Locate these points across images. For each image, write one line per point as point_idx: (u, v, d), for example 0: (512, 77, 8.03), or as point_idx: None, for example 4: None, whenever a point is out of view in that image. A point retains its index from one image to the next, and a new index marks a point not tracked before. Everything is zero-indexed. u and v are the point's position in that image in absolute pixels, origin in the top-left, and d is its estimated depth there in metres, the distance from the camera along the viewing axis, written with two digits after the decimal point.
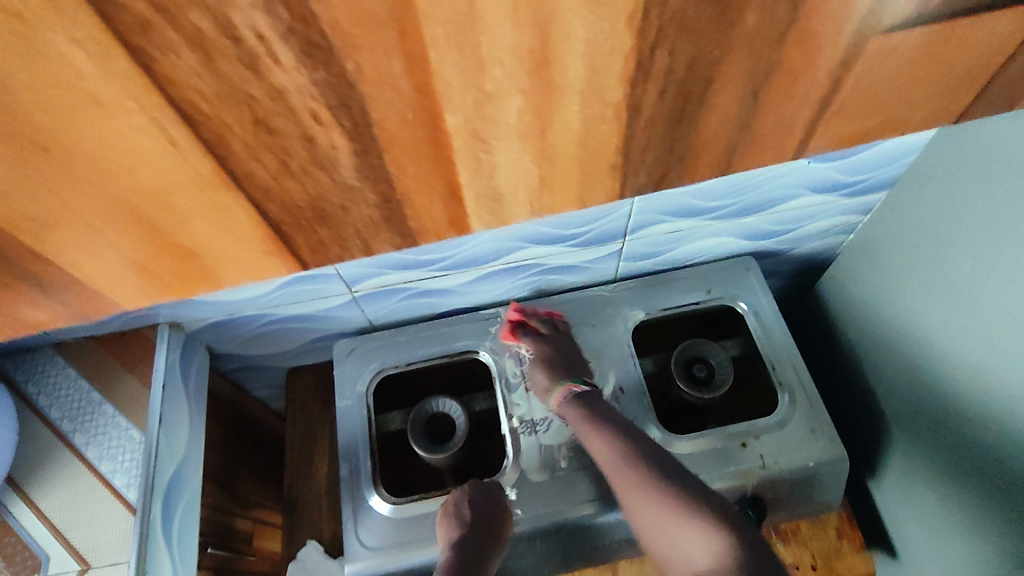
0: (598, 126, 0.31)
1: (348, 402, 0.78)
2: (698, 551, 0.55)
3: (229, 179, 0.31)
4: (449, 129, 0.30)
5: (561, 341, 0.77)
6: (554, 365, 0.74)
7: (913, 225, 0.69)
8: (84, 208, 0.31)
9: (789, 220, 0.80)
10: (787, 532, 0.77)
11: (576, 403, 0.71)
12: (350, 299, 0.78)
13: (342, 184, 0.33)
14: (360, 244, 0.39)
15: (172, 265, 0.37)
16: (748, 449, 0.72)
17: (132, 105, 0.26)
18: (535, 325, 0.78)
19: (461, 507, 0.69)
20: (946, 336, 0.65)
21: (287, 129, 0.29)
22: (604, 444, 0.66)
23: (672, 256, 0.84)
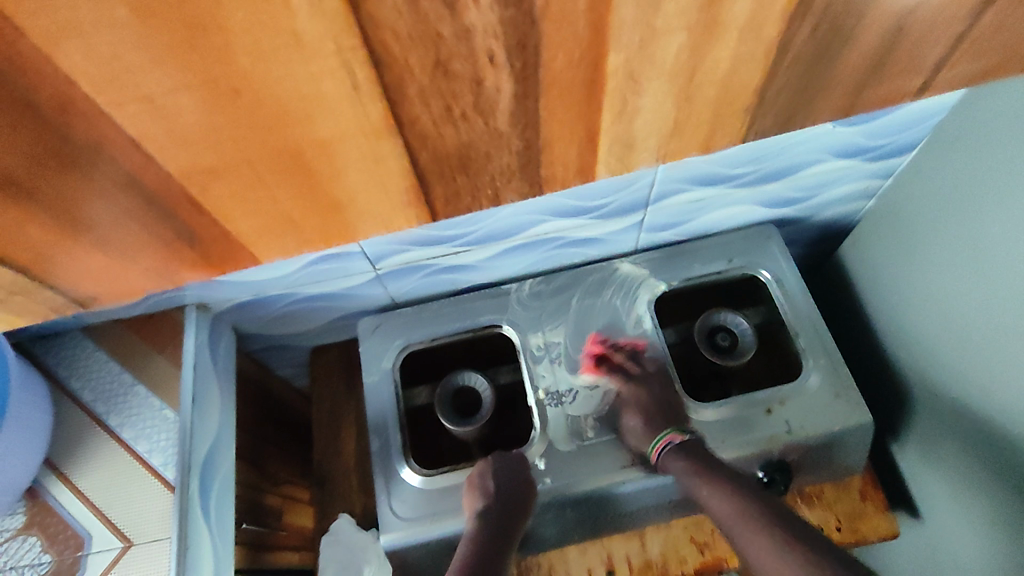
0: (746, 65, 0.34)
1: (374, 378, 0.79)
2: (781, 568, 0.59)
3: (395, 127, 0.33)
4: (609, 69, 0.32)
5: (648, 384, 0.75)
6: (652, 415, 0.73)
7: (935, 188, 0.69)
8: (247, 154, 0.33)
9: (810, 187, 0.80)
10: (811, 495, 0.79)
11: (680, 456, 0.69)
12: (375, 277, 0.78)
13: (492, 130, 0.35)
14: (490, 192, 0.41)
15: (323, 220, 0.40)
16: (772, 415, 0.73)
17: (330, 46, 0.28)
18: (621, 361, 0.77)
19: (486, 479, 0.71)
20: (969, 297, 0.65)
21: (461, 72, 0.30)
22: (717, 497, 0.65)
23: (693, 226, 0.84)
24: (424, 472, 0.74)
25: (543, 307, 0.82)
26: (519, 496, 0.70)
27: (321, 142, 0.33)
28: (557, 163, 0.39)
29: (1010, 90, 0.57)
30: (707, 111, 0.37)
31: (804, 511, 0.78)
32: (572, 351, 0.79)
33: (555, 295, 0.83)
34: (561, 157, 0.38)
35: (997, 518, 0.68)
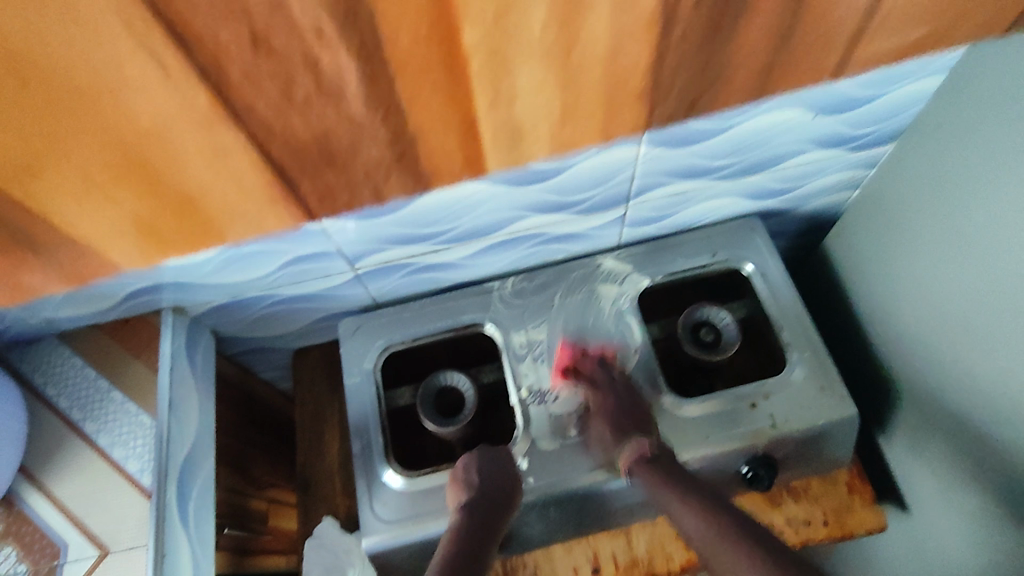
0: (613, 46, 0.42)
1: (356, 379, 0.78)
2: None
3: (224, 114, 0.40)
4: (457, 37, 0.39)
5: (621, 382, 0.75)
6: (618, 418, 0.71)
7: (918, 178, 0.68)
8: (17, 153, 0.40)
9: (794, 178, 0.79)
10: (798, 490, 0.78)
11: (646, 468, 0.68)
12: (354, 277, 0.77)
13: (346, 116, 0.43)
14: (369, 190, 0.52)
15: (176, 221, 0.49)
16: (757, 409, 0.72)
17: (112, 23, 0.33)
18: (589, 369, 0.76)
19: (471, 474, 0.69)
20: (953, 288, 0.64)
21: (286, 46, 0.37)
22: (685, 518, 0.64)
23: (676, 220, 0.83)
24: (407, 474, 0.73)
25: (526, 305, 0.81)
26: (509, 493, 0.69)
27: (144, 132, 0.40)
28: (433, 146, 0.48)
29: (993, 77, 0.56)
30: (594, 103, 0.47)
31: (791, 506, 0.77)
32: (555, 349, 0.78)
33: (537, 293, 0.82)
34: (437, 140, 0.47)
35: (984, 509, 0.67)
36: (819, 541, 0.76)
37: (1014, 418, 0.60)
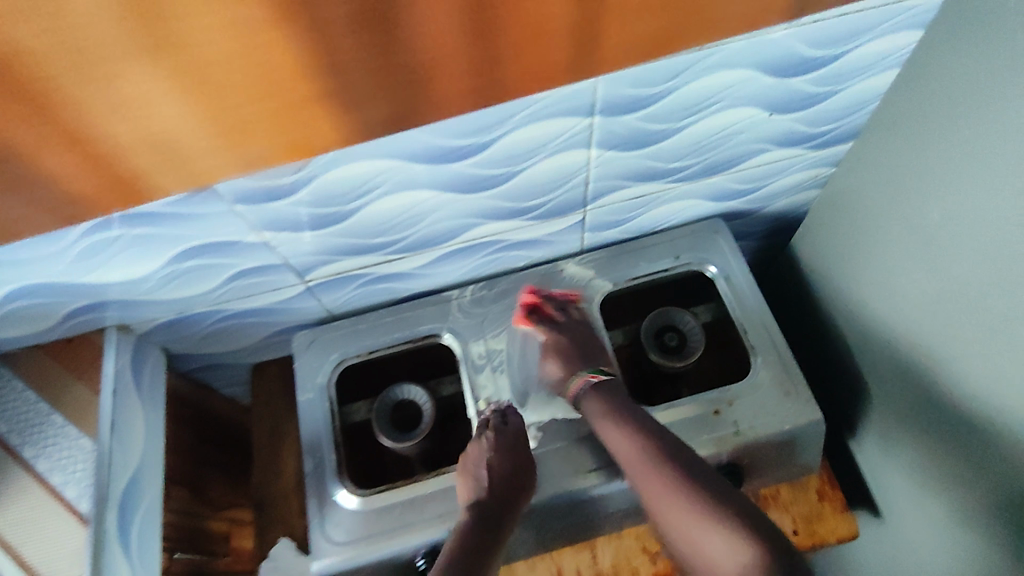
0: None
1: (309, 396, 0.75)
2: (725, 562, 0.54)
3: None
4: None
5: (578, 324, 0.75)
6: (574, 351, 0.72)
7: (876, 176, 0.66)
8: None
9: (756, 178, 0.77)
10: (767, 498, 0.76)
11: (596, 396, 0.69)
12: (304, 290, 0.74)
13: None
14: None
15: None
16: (721, 416, 0.70)
17: None
18: (550, 310, 0.76)
19: (480, 471, 0.67)
20: (916, 288, 0.62)
21: None
22: (624, 442, 0.64)
23: (638, 224, 0.81)
24: (362, 493, 0.71)
25: (486, 314, 0.79)
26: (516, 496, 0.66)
27: None
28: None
29: (944, 71, 0.54)
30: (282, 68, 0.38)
31: None
32: (515, 359, 0.76)
33: (497, 301, 0.80)
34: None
35: (954, 515, 0.65)
36: None
37: (980, 421, 0.58)
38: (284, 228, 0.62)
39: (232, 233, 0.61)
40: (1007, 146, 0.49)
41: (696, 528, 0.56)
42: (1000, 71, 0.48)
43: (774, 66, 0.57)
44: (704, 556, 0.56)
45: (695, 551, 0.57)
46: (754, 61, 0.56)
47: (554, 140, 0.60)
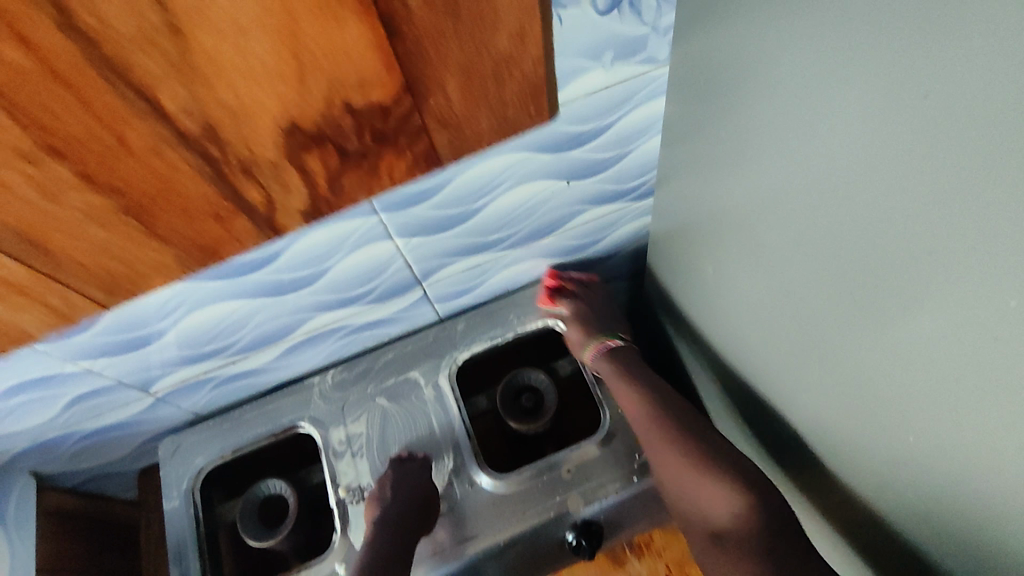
0: None
1: (174, 503, 0.76)
2: (718, 508, 0.57)
3: None
4: None
5: (593, 292, 0.82)
6: (590, 314, 0.79)
7: (674, 227, 0.68)
8: None
9: (592, 232, 0.79)
10: (640, 545, 0.76)
11: (610, 358, 0.76)
12: (155, 400, 0.76)
13: None
14: None
15: None
16: (573, 474, 0.72)
17: None
18: (571, 288, 0.81)
19: (387, 488, 0.71)
20: (722, 333, 0.64)
21: None
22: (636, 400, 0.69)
23: (488, 288, 0.83)
24: None
25: (346, 398, 0.80)
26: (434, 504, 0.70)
27: None
28: None
29: (686, 137, 0.56)
30: None
31: (633, 565, 0.76)
32: (374, 440, 0.77)
33: (356, 383, 0.80)
34: None
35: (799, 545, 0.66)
36: None
37: (790, 455, 0.59)
38: (93, 356, 0.63)
39: (48, 367, 0.62)
40: (736, 213, 0.51)
41: (695, 479, 0.60)
42: (715, 144, 0.50)
43: (544, 146, 0.60)
44: (700, 504, 0.59)
45: (694, 499, 0.60)
46: (521, 143, 0.58)
47: (350, 240, 0.61)
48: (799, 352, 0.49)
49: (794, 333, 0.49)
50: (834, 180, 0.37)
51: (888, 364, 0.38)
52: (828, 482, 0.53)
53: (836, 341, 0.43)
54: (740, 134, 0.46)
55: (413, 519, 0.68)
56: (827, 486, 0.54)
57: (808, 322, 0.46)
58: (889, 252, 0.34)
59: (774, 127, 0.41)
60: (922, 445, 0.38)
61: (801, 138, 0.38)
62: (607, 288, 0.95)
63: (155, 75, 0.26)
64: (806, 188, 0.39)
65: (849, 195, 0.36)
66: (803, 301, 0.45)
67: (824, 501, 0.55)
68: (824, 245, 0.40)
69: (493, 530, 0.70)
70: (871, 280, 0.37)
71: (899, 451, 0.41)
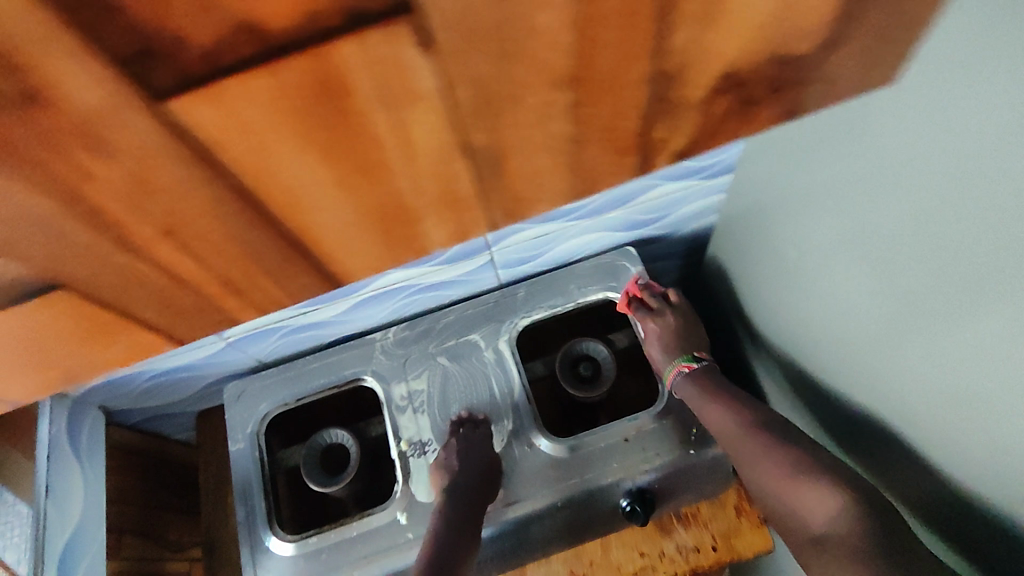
0: None
1: (240, 445, 0.79)
2: (818, 515, 0.56)
3: None
4: None
5: (678, 311, 0.83)
6: (679, 338, 0.80)
7: (750, 204, 0.69)
8: None
9: (658, 208, 0.80)
10: (688, 516, 0.78)
11: (690, 380, 0.76)
12: (225, 345, 0.79)
13: None
14: None
15: None
16: (629, 443, 0.74)
17: None
18: (649, 299, 0.82)
19: (450, 459, 0.73)
20: (794, 314, 0.65)
21: None
22: (721, 409, 0.70)
23: (551, 257, 0.84)
24: (294, 539, 0.74)
25: (408, 356, 0.81)
26: (491, 474, 0.72)
27: None
28: None
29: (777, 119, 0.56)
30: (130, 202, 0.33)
31: (679, 533, 0.78)
32: (434, 397, 0.79)
33: (418, 341, 0.82)
34: None
35: None
36: (706, 567, 0.77)
37: (859, 435, 0.60)
38: None
39: None
40: (830, 198, 0.51)
41: (792, 483, 0.60)
42: (807, 133, 0.51)
43: None
44: (799, 509, 0.58)
45: (792, 502, 0.59)
46: None
47: None
48: (884, 339, 0.50)
49: (883, 321, 0.49)
50: (950, 174, 0.37)
51: (984, 356, 0.39)
52: (897, 462, 0.54)
53: (927, 329, 0.44)
54: (841, 125, 0.46)
55: (472, 491, 0.70)
56: (893, 461, 0.55)
57: (898, 307, 0.47)
58: (999, 249, 0.35)
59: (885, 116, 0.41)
60: (1008, 439, 0.39)
61: (918, 128, 0.39)
62: (663, 265, 0.96)
63: (585, 131, 0.28)
64: (931, 174, 0.39)
65: (967, 190, 0.37)
66: (896, 287, 0.46)
67: (888, 481, 0.57)
68: (937, 234, 0.40)
69: (547, 491, 0.73)
70: (994, 272, 0.36)
71: (979, 442, 0.42)
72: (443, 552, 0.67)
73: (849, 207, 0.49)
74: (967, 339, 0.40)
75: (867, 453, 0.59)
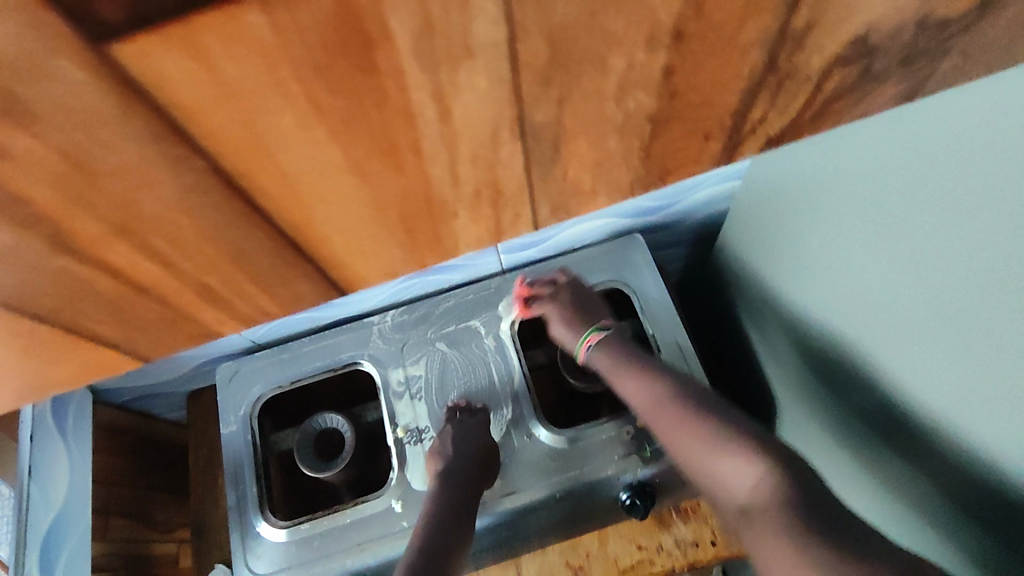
0: None
1: (232, 428, 0.77)
2: (739, 482, 0.55)
3: None
4: None
5: (572, 287, 0.77)
6: (575, 311, 0.74)
7: (774, 192, 0.67)
8: None
9: (669, 195, 0.77)
10: (687, 509, 0.77)
11: (604, 353, 0.70)
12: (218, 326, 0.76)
13: None
14: None
15: None
16: (630, 436, 0.72)
17: None
18: (539, 289, 0.77)
19: (445, 443, 0.71)
20: (816, 310, 0.63)
21: None
22: (639, 385, 0.66)
23: (555, 243, 0.81)
24: (286, 525, 0.72)
25: (407, 342, 0.79)
26: (488, 463, 0.70)
27: None
28: None
29: None
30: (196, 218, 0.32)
31: (678, 527, 0.77)
32: (432, 384, 0.77)
33: (417, 326, 0.80)
34: None
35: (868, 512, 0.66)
36: (704, 562, 0.75)
37: (876, 431, 0.59)
38: None
39: None
40: (868, 194, 0.50)
41: (712, 452, 0.58)
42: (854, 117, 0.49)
43: None
44: (720, 479, 0.57)
45: (712, 474, 0.58)
46: None
47: None
48: (918, 335, 0.48)
49: (918, 316, 0.48)
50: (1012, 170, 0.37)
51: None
52: (925, 462, 0.52)
53: (970, 323, 0.43)
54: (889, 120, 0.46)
55: (471, 477, 0.69)
56: (913, 458, 0.54)
57: (931, 306, 0.46)
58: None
59: (941, 113, 0.41)
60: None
61: (981, 122, 0.38)
62: (670, 253, 0.94)
63: (676, 107, 0.28)
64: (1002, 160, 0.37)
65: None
66: (932, 285, 0.45)
67: (909, 477, 0.56)
68: (1000, 219, 0.38)
69: (546, 482, 0.71)
70: None
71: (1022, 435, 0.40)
72: (438, 534, 0.64)
73: (898, 198, 0.47)
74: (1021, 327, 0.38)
75: (887, 449, 0.58)
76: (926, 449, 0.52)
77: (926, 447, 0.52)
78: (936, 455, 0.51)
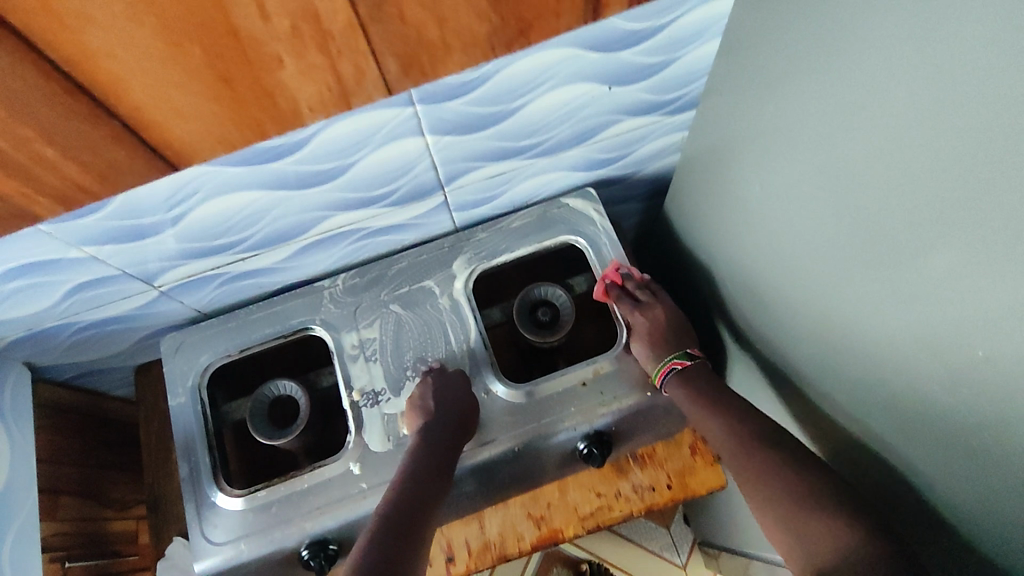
0: None
1: (181, 400, 0.75)
2: (822, 552, 0.52)
3: None
4: None
5: (666, 308, 0.77)
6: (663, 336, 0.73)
7: (714, 143, 0.67)
8: None
9: (619, 147, 0.77)
10: (643, 456, 0.79)
11: (681, 384, 0.70)
12: (159, 294, 0.74)
13: None
14: None
15: None
16: (588, 387, 0.73)
17: None
18: (633, 289, 0.77)
19: (427, 399, 0.70)
20: (754, 260, 0.64)
21: None
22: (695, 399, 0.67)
23: (507, 199, 0.80)
24: (241, 494, 0.71)
25: (359, 305, 0.78)
26: (463, 422, 0.69)
27: None
28: None
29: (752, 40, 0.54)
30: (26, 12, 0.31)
31: (636, 475, 0.79)
32: (386, 346, 0.76)
33: (369, 288, 0.78)
34: None
35: None
36: (661, 505, 0.77)
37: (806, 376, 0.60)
38: (98, 240, 0.61)
39: (51, 250, 0.60)
40: (798, 137, 0.50)
41: (788, 513, 0.56)
42: (786, 55, 0.49)
43: (594, 43, 0.58)
44: (800, 538, 0.54)
45: (788, 531, 0.55)
46: (569, 38, 0.56)
47: (380, 131, 0.59)
48: (846, 277, 0.49)
49: (846, 258, 0.48)
50: (927, 102, 0.37)
51: (942, 285, 0.39)
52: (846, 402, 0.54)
53: (891, 268, 0.43)
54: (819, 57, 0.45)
55: (445, 434, 0.68)
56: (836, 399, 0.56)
57: (858, 249, 0.47)
58: (975, 178, 0.35)
59: (871, 45, 0.40)
60: (961, 380, 0.39)
61: (902, 50, 0.38)
62: (623, 209, 0.94)
63: None
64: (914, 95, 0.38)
65: (940, 119, 0.36)
66: (860, 227, 0.46)
67: (833, 419, 0.58)
68: (917, 160, 0.38)
69: (506, 437, 0.71)
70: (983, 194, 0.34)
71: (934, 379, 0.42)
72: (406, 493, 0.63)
73: (825, 139, 0.47)
74: (932, 269, 0.39)
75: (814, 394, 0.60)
76: (848, 391, 0.53)
77: (850, 388, 0.53)
78: (854, 395, 0.53)
